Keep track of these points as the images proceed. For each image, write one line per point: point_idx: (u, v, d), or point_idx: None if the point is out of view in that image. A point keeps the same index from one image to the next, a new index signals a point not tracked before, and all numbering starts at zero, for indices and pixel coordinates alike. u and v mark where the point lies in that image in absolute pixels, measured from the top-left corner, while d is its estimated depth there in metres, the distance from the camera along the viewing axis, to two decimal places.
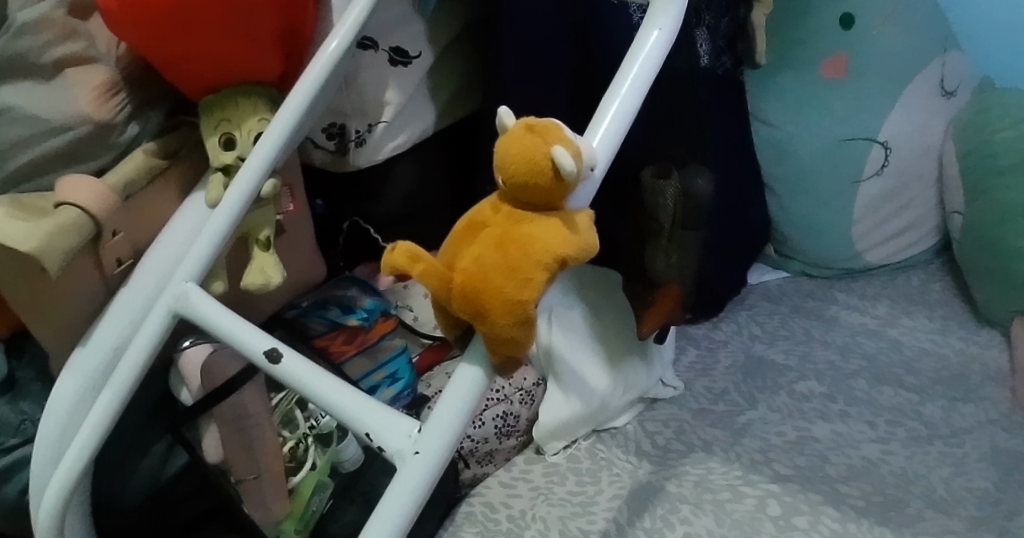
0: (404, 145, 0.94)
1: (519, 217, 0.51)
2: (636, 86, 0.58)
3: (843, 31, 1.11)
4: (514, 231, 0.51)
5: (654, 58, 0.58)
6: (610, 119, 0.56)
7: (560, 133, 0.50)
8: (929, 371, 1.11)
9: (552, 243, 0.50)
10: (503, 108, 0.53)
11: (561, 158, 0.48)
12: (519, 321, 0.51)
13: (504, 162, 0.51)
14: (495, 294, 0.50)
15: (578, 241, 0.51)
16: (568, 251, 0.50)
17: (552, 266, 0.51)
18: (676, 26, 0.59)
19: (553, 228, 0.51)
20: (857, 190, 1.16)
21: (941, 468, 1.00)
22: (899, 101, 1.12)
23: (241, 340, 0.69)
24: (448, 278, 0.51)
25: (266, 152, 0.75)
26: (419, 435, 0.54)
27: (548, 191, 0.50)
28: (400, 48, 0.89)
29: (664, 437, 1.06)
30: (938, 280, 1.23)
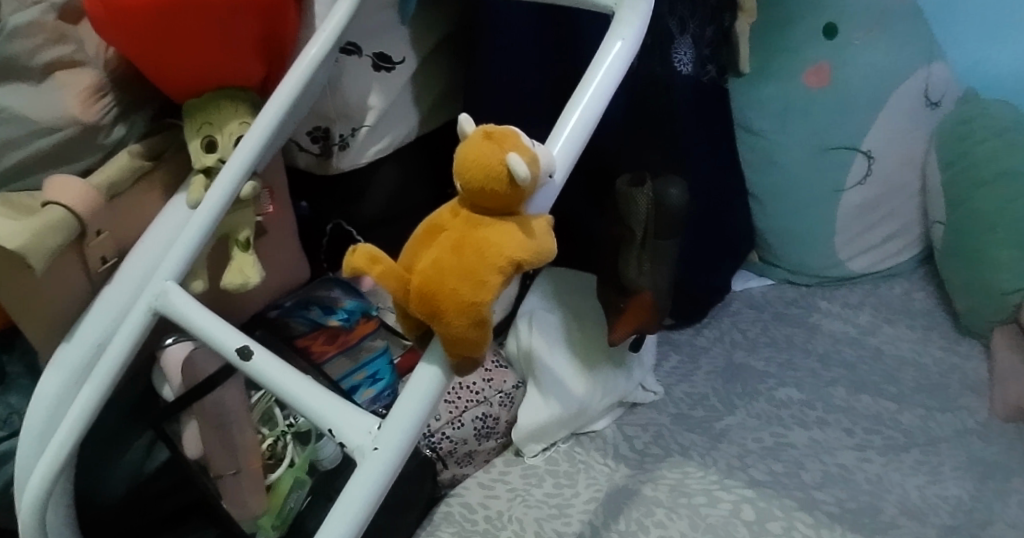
0: (387, 149, 0.95)
1: (476, 222, 0.53)
2: (598, 94, 0.59)
3: (825, 40, 1.11)
4: (471, 235, 0.52)
5: (617, 67, 0.60)
6: (572, 126, 0.58)
7: (517, 140, 0.52)
8: (909, 380, 1.12)
9: (507, 247, 0.52)
10: (463, 115, 0.54)
11: (514, 164, 0.49)
12: (474, 322, 0.52)
13: (462, 168, 0.52)
14: (451, 296, 0.51)
15: (533, 245, 0.52)
16: (523, 255, 0.52)
17: (507, 269, 0.52)
18: (640, 36, 0.61)
19: (509, 232, 0.52)
20: (841, 199, 1.17)
21: (916, 476, 1.01)
22: (883, 111, 1.13)
23: (216, 337, 0.70)
24: (406, 280, 0.53)
25: (246, 155, 0.76)
26: (380, 431, 0.56)
27: (504, 197, 0.52)
28: (384, 54, 0.90)
29: (642, 441, 1.06)
30: (921, 289, 1.24)
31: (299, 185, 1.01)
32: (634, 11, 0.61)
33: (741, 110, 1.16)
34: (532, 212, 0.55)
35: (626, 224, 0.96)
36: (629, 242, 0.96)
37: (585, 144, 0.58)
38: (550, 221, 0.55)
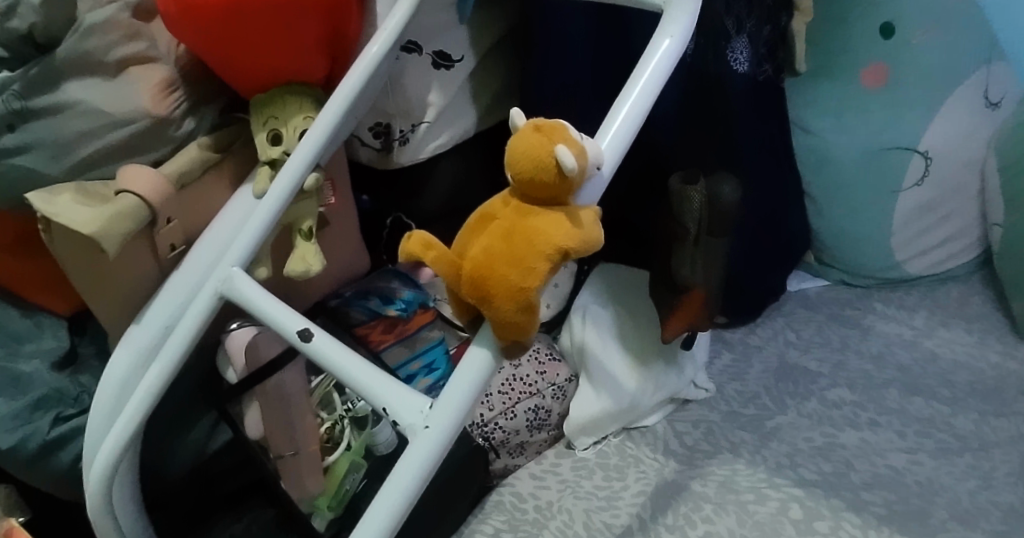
0: (446, 144, 0.99)
1: (526, 211, 0.55)
2: (646, 90, 0.60)
3: (883, 40, 1.09)
4: (521, 224, 0.54)
5: (665, 65, 0.61)
6: (620, 122, 0.59)
7: (567, 133, 0.54)
8: (964, 383, 1.11)
9: (555, 236, 0.54)
10: (515, 108, 0.56)
11: (563, 156, 0.51)
12: (523, 308, 0.54)
13: (513, 159, 0.54)
14: (500, 281, 0.54)
15: (580, 234, 0.54)
16: (570, 243, 0.54)
17: (555, 257, 0.54)
18: (689, 34, 0.61)
19: (558, 222, 0.54)
20: (897, 200, 1.16)
21: (967, 481, 1.00)
22: (939, 113, 1.12)
23: (279, 321, 0.74)
24: (458, 266, 0.55)
25: (309, 148, 0.80)
26: (431, 410, 0.58)
27: (554, 188, 0.54)
28: (444, 52, 0.94)
29: (692, 437, 1.07)
30: (979, 293, 1.22)
31: (362, 179, 1.06)
32: (683, 8, 0.62)
33: (795, 109, 1.16)
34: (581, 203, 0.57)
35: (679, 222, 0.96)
36: (682, 240, 0.96)
37: (633, 139, 0.60)
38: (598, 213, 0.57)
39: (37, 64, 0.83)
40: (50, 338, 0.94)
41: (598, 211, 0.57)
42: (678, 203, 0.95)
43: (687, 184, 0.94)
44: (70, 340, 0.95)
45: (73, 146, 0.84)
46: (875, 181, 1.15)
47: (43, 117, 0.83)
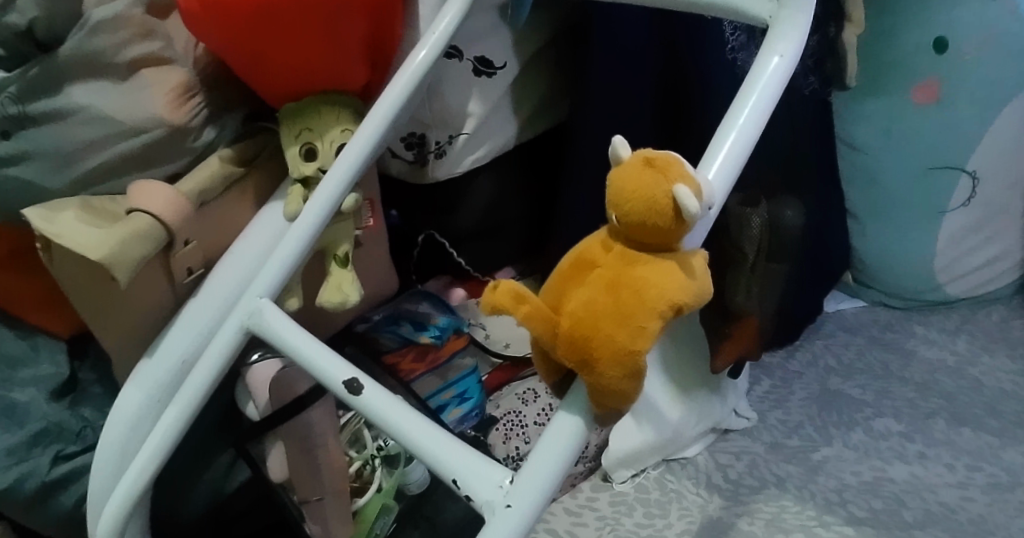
0: (485, 157, 0.97)
1: (632, 259, 0.48)
2: (753, 117, 0.54)
3: (936, 55, 1.03)
4: (627, 274, 0.48)
5: (773, 88, 0.55)
6: (725, 154, 0.53)
7: (685, 170, 0.47)
8: (1011, 414, 1.06)
9: (670, 291, 0.47)
10: (618, 137, 0.49)
11: (686, 199, 0.45)
12: (630, 374, 0.48)
13: (620, 199, 0.48)
14: (606, 343, 0.47)
15: (694, 286, 0.48)
16: (684, 298, 0.47)
17: (667, 314, 0.47)
18: (800, 53, 0.55)
19: (671, 273, 0.48)
20: (942, 221, 1.12)
21: (1021, 518, 0.95)
22: (988, 131, 1.06)
23: (326, 369, 0.65)
24: (554, 322, 0.49)
25: (348, 166, 0.73)
26: (511, 486, 0.52)
27: (670, 233, 0.47)
28: (485, 58, 0.91)
29: (736, 471, 1.04)
30: (1020, 316, 1.18)
31: (394, 195, 1.07)
32: (794, 24, 0.55)
33: (844, 128, 1.12)
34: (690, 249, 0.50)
35: (736, 245, 0.96)
36: (740, 266, 0.96)
37: (740, 173, 0.54)
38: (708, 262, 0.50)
39: (37, 63, 0.75)
40: (47, 363, 0.86)
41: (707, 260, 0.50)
42: (738, 226, 0.95)
43: (747, 206, 0.95)
44: (69, 365, 0.87)
45: (77, 157, 0.75)
46: (917, 201, 1.11)
47: (42, 124, 0.75)
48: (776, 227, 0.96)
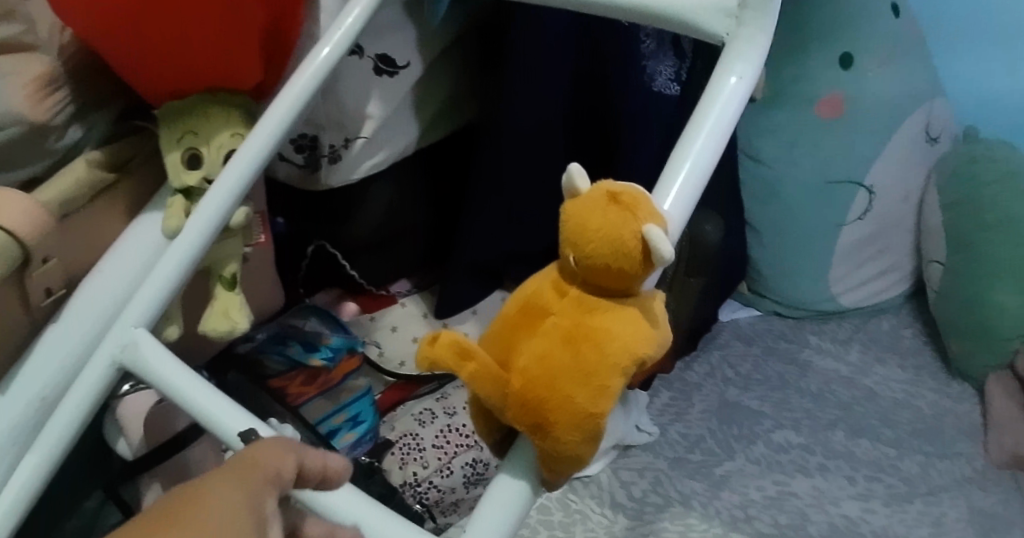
0: (382, 163, 0.90)
1: (589, 307, 0.47)
2: (713, 139, 0.53)
3: (843, 70, 1.06)
4: (586, 325, 0.46)
5: (732, 109, 0.54)
6: (686, 175, 0.51)
7: (651, 209, 0.46)
8: (905, 423, 1.08)
9: (635, 345, 0.45)
10: (577, 166, 0.47)
11: (659, 240, 0.43)
12: (588, 438, 0.46)
13: (581, 238, 0.46)
14: (564, 404, 0.45)
15: (656, 336, 0.47)
16: (646, 351, 0.46)
17: (630, 369, 0.46)
18: (757, 76, 0.55)
19: (633, 324, 0.46)
20: (840, 233, 1.12)
21: (919, 529, 0.96)
22: (885, 149, 1.09)
23: (217, 416, 0.58)
24: (504, 381, 0.46)
25: (236, 176, 0.64)
26: None
27: (635, 278, 0.46)
28: (387, 57, 0.83)
29: (640, 488, 1.01)
30: (909, 326, 1.21)
31: (283, 200, 0.98)
32: (753, 47, 0.55)
33: (747, 138, 1.11)
34: (648, 293, 0.49)
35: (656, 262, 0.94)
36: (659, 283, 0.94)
37: (697, 200, 0.52)
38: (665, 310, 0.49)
39: None
40: None
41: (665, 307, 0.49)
42: None
43: None
44: None
45: None
46: (819, 216, 1.11)
47: None
48: (697, 242, 0.94)
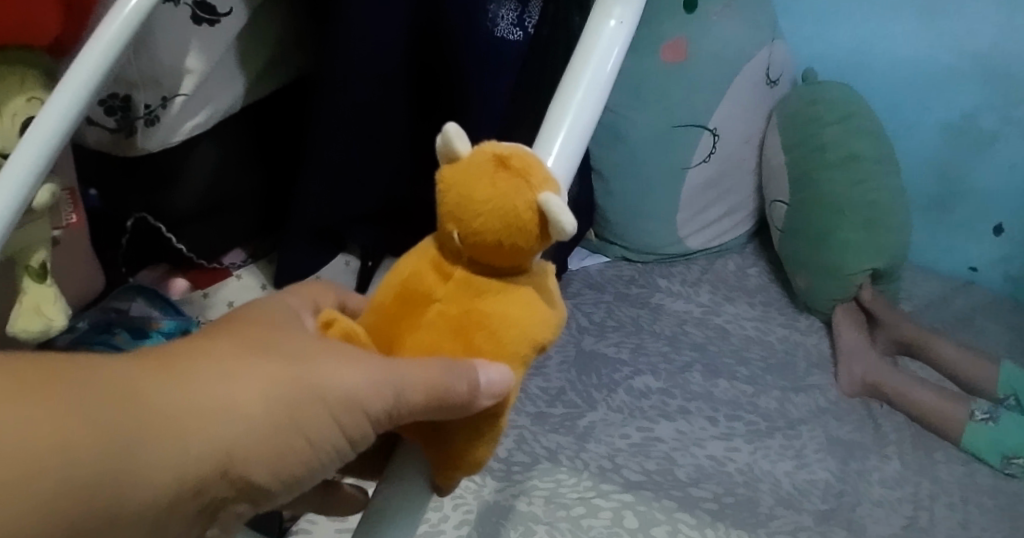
0: (206, 123, 0.80)
1: (477, 289, 0.43)
2: (598, 79, 0.52)
3: (685, 14, 1.07)
4: (478, 310, 0.43)
5: (614, 51, 0.53)
6: (575, 111, 0.51)
7: (542, 175, 0.44)
8: (758, 360, 1.12)
9: (535, 331, 0.43)
10: (455, 128, 0.44)
11: (562, 212, 0.41)
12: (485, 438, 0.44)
13: (466, 212, 0.43)
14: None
15: (555, 314, 0.45)
16: (546, 333, 0.44)
17: (530, 351, 0.44)
18: (637, 21, 0.54)
19: (529, 304, 0.44)
20: (686, 176, 1.13)
21: (783, 462, 1.00)
22: (727, 93, 1.10)
23: None
24: None
25: (36, 151, 0.54)
26: None
27: (528, 253, 0.44)
28: (206, 3, 0.73)
29: (505, 448, 0.99)
30: (753, 265, 1.25)
31: (93, 168, 0.86)
32: None
33: None
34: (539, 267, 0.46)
35: None
36: None
37: (588, 140, 0.51)
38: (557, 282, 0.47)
39: None
40: None
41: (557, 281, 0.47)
42: None
43: None
44: None
45: None
46: (660, 158, 1.11)
47: None
48: None
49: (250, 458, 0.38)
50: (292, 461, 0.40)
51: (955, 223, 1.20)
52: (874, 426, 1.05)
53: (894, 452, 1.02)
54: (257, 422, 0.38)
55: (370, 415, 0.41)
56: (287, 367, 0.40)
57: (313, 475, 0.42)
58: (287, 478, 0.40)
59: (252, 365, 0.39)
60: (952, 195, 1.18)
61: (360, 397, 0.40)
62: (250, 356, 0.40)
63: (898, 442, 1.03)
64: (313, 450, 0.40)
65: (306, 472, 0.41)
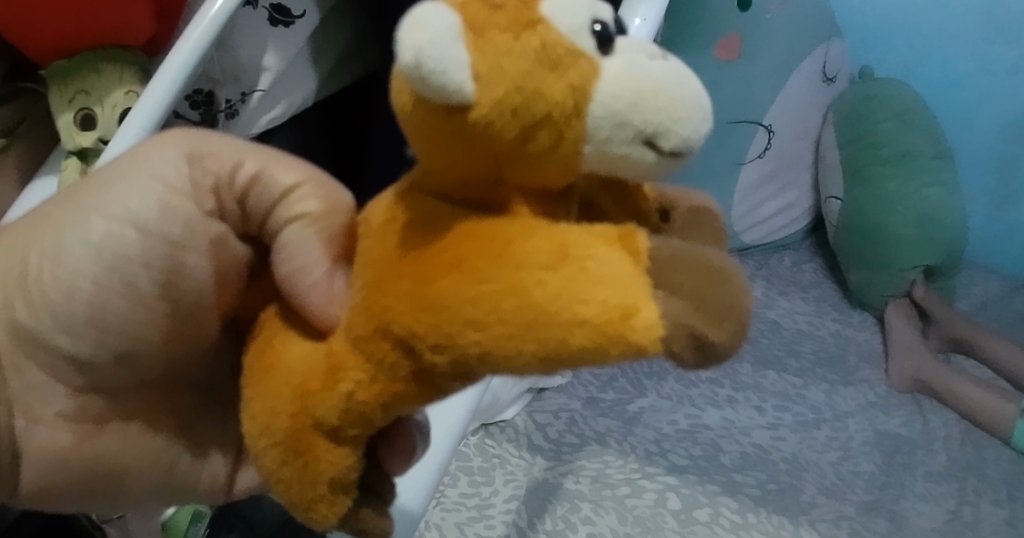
0: (282, 116, 0.85)
1: (405, 209, 0.35)
2: None
3: (740, 12, 1.08)
4: (383, 240, 0.35)
5: (640, 42, 0.65)
6: None
7: (498, 5, 0.32)
8: (809, 353, 1.13)
9: (388, 303, 0.34)
10: None
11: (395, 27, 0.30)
12: (276, 441, 0.37)
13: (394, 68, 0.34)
14: (282, 373, 0.38)
15: (453, 287, 0.32)
16: (426, 320, 0.32)
17: (404, 334, 0.33)
18: (658, 21, 0.67)
19: (419, 260, 0.33)
20: (740, 172, 1.15)
21: (828, 453, 1.02)
22: (783, 89, 1.12)
23: None
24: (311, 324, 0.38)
25: (135, 133, 0.61)
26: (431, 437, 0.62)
27: (441, 135, 0.32)
28: (281, 6, 0.81)
29: (556, 429, 1.04)
30: (809, 261, 1.26)
31: None
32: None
33: None
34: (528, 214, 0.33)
35: None
36: None
37: None
38: (597, 301, 0.30)
39: None
40: None
41: (602, 302, 0.30)
42: None
43: None
44: None
45: None
46: (715, 154, 1.13)
47: None
48: None
49: (30, 306, 0.44)
50: (49, 285, 0.43)
51: (1017, 222, 1.19)
52: (922, 422, 1.05)
53: (941, 447, 1.03)
54: (34, 253, 0.43)
55: (121, 228, 0.41)
56: (64, 205, 0.44)
57: (92, 302, 0.43)
58: (68, 309, 0.43)
59: (47, 202, 0.45)
60: (1014, 193, 1.17)
61: (104, 210, 0.42)
62: (46, 201, 0.45)
63: (946, 438, 1.04)
64: (87, 276, 0.42)
65: (85, 302, 0.43)
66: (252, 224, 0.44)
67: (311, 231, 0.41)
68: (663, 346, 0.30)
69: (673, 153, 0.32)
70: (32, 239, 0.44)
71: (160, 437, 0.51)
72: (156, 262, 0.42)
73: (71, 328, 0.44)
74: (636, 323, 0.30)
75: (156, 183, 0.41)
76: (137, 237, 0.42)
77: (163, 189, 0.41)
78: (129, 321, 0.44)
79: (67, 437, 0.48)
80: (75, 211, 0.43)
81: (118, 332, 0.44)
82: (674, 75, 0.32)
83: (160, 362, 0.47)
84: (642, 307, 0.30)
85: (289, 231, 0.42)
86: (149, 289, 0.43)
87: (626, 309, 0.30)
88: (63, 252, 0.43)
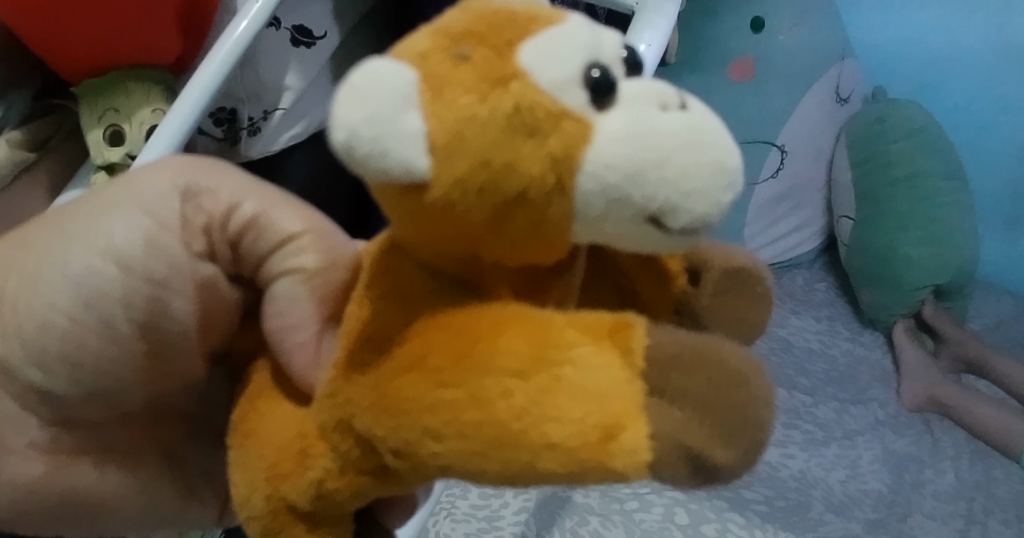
0: (303, 133, 0.87)
1: (386, 286, 0.37)
2: None
3: (752, 33, 1.09)
4: (363, 318, 0.37)
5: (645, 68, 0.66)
6: None
7: (465, 56, 0.34)
8: (819, 372, 1.13)
9: (352, 397, 0.37)
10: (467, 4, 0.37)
11: (338, 94, 0.33)
12: (254, 515, 0.42)
13: None
14: (261, 446, 0.42)
15: (418, 391, 0.34)
16: (393, 426, 0.35)
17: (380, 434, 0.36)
18: (662, 45, 0.68)
19: (398, 354, 0.35)
20: (754, 192, 1.15)
21: (837, 471, 1.02)
22: (796, 109, 1.13)
23: None
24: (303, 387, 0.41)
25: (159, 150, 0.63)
26: None
27: (417, 221, 0.35)
28: (304, 28, 0.83)
29: None
30: (821, 280, 1.26)
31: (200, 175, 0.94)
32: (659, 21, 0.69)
33: None
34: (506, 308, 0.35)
35: None
36: None
37: None
38: (573, 419, 0.32)
39: None
40: None
41: (578, 421, 0.32)
42: None
43: None
44: None
45: None
46: None
47: None
48: None
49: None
50: (20, 312, 0.41)
51: None
52: (932, 441, 1.06)
53: (950, 467, 1.03)
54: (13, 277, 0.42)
55: (97, 263, 0.41)
56: (46, 231, 0.43)
57: (61, 344, 0.41)
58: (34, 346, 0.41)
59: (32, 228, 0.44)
60: None
61: (85, 240, 0.41)
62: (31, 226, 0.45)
63: (956, 457, 1.04)
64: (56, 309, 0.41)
65: (54, 340, 0.41)
66: (244, 267, 0.45)
67: (303, 288, 0.43)
68: (648, 465, 0.32)
69: (683, 229, 0.34)
70: (12, 262, 0.43)
71: (147, 475, 0.50)
72: (135, 301, 0.41)
73: (37, 362, 0.42)
74: (617, 444, 0.32)
75: (146, 216, 0.41)
76: (118, 273, 0.41)
77: (151, 223, 0.41)
78: (101, 361, 0.42)
79: (36, 468, 0.46)
80: (57, 241, 0.42)
81: (91, 371, 0.42)
82: (679, 138, 0.33)
83: (139, 398, 0.46)
84: (625, 429, 0.32)
85: (281, 284, 0.44)
86: (127, 332, 0.41)
87: (609, 431, 0.32)
88: (38, 283, 0.41)
